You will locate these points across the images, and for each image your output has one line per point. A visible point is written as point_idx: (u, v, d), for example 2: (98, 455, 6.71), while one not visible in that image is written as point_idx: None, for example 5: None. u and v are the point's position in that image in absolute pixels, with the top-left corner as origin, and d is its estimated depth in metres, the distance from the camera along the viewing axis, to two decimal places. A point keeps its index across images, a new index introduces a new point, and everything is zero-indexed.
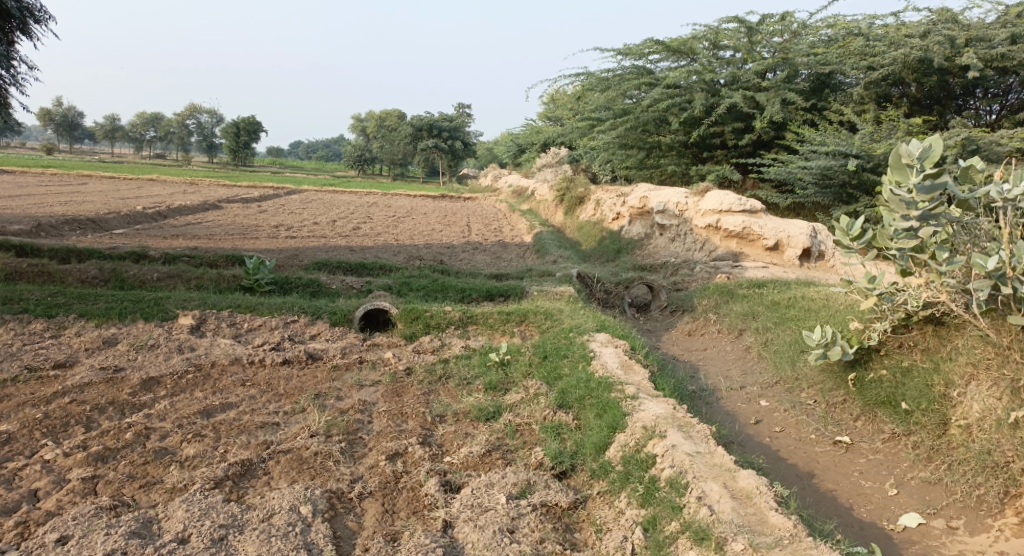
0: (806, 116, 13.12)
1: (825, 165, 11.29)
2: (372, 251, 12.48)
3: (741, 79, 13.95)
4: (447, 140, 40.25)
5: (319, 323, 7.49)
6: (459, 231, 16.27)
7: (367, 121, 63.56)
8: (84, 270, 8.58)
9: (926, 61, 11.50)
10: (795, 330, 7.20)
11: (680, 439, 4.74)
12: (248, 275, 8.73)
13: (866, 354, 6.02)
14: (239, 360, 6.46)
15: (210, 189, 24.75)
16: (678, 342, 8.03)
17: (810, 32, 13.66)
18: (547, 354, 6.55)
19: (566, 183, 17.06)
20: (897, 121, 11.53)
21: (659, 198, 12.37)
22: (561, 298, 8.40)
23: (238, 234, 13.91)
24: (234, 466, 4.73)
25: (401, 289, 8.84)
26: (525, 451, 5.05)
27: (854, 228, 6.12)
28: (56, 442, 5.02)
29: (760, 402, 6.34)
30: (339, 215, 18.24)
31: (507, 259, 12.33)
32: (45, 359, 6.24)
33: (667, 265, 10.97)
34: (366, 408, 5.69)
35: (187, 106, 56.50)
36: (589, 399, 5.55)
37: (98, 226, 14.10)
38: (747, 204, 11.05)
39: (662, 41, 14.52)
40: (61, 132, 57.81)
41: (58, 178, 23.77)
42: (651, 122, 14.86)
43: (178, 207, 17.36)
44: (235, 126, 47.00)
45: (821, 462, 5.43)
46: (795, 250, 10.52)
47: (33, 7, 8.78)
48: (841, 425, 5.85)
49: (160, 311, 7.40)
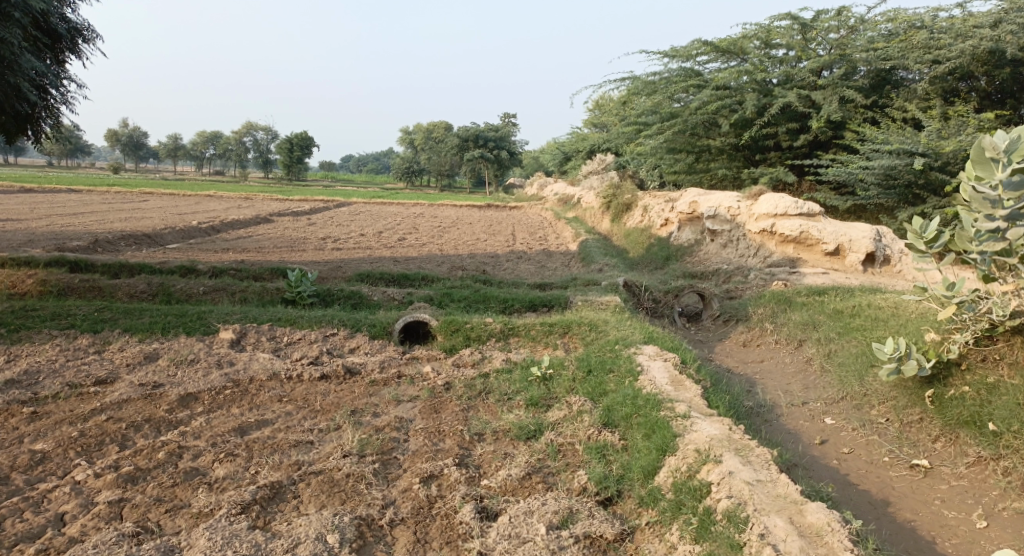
0: (867, 114, 12.54)
1: (888, 165, 10.72)
2: (416, 261, 12.34)
3: (795, 78, 13.41)
4: (493, 149, 40.14)
5: (358, 336, 7.29)
6: (505, 240, 16.01)
7: (417, 132, 63.99)
8: (132, 285, 8.57)
9: (997, 53, 10.84)
10: (861, 341, 6.73)
11: (737, 465, 4.35)
12: (290, 288, 8.59)
13: (945, 370, 5.51)
14: (277, 375, 6.27)
15: (264, 203, 25.08)
16: (732, 353, 7.60)
17: (868, 27, 13.06)
18: (592, 368, 6.20)
19: (613, 190, 16.69)
20: (966, 116, 10.86)
21: (710, 202, 11.92)
22: (607, 308, 8.04)
23: (287, 247, 13.93)
24: (262, 489, 4.54)
25: (443, 300, 8.60)
26: (568, 474, 4.73)
27: (928, 231, 5.66)
28: (88, 461, 4.89)
29: (825, 420, 5.90)
30: (386, 226, 18.19)
31: (553, 268, 12.01)
32: (86, 376, 6.15)
33: (719, 272, 10.52)
34: (402, 426, 5.44)
35: (244, 124, 57.89)
36: (637, 417, 5.19)
37: (153, 240, 14.29)
38: (803, 207, 10.55)
39: (711, 42, 14.06)
40: (126, 152, 59.77)
41: (121, 195, 24.36)
42: (700, 125, 14.39)
43: (231, 221, 17.55)
44: (289, 141, 47.90)
45: (896, 488, 4.97)
46: (857, 255, 9.95)
47: (81, 27, 8.83)
48: (918, 447, 5.37)
49: (202, 326, 7.31)
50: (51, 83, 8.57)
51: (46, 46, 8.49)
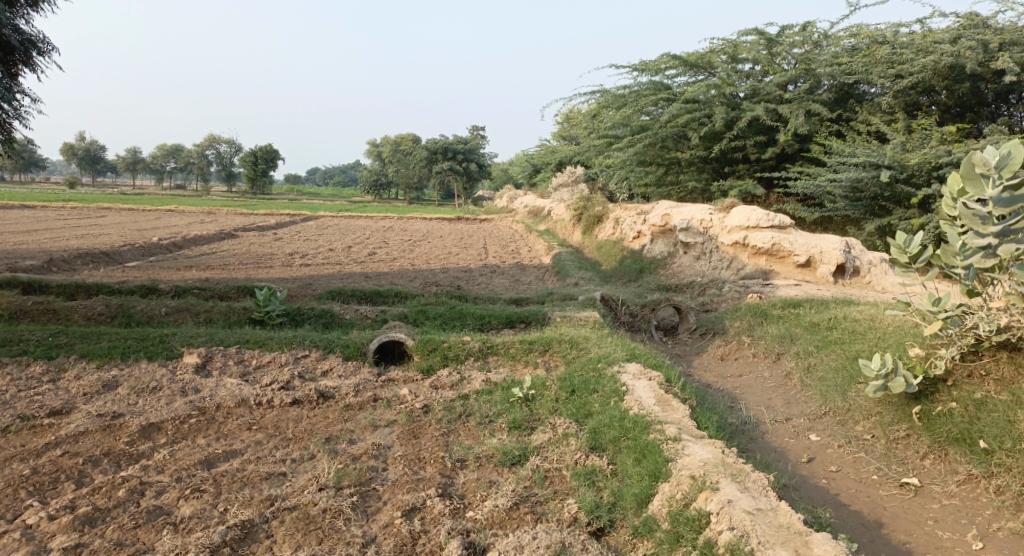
0: (832, 128, 12.65)
1: (855, 177, 10.76)
2: (387, 277, 12.07)
3: (761, 92, 13.49)
4: (462, 162, 39.97)
5: (331, 358, 7.04)
6: (477, 254, 15.81)
7: (385, 144, 63.53)
8: (89, 307, 8.20)
9: (957, 67, 10.96)
10: (840, 355, 6.66)
11: (735, 493, 4.21)
12: (258, 307, 8.29)
13: (931, 386, 5.47)
14: (246, 401, 5.99)
15: (228, 217, 24.54)
16: (711, 367, 7.49)
17: (831, 42, 13.24)
18: (575, 388, 6.04)
19: (583, 202, 16.63)
20: (930, 129, 10.97)
21: (682, 215, 11.87)
22: (585, 324, 7.90)
23: (253, 263, 13.57)
24: (233, 529, 4.28)
25: (418, 317, 8.38)
26: (556, 503, 4.56)
27: (912, 246, 5.62)
28: (42, 502, 4.60)
29: (810, 437, 5.80)
30: (355, 241, 17.87)
31: (527, 283, 11.84)
32: (40, 406, 5.82)
33: (694, 285, 10.46)
34: (380, 453, 5.20)
35: (207, 137, 56.91)
36: (625, 440, 5.04)
37: (111, 259, 13.81)
38: (775, 219, 10.56)
39: (679, 56, 14.08)
40: (83, 166, 58.31)
41: (79, 211, 23.63)
42: (669, 138, 14.40)
43: (194, 237, 17.08)
44: (253, 155, 47.21)
45: (889, 509, 4.87)
46: (828, 267, 9.96)
47: (34, 38, 8.47)
48: (907, 464, 5.29)
49: (165, 350, 6.99)
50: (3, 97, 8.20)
51: None
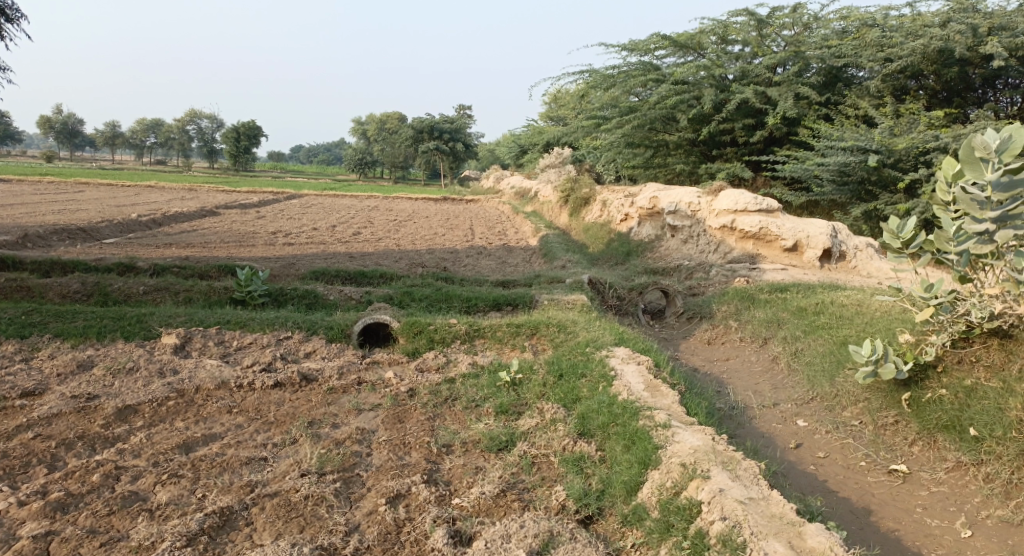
0: (821, 111, 12.56)
1: (843, 162, 10.66)
2: (372, 257, 11.90)
3: (751, 74, 13.40)
4: (448, 142, 39.60)
5: (314, 340, 6.89)
6: (463, 235, 15.65)
7: (370, 122, 62.85)
8: (65, 284, 7.99)
9: (946, 52, 10.86)
10: (828, 340, 6.60)
11: (727, 482, 4.16)
12: (239, 287, 8.12)
13: (921, 372, 5.42)
14: (227, 384, 5.85)
15: (209, 194, 24.15)
16: (698, 352, 7.41)
17: (822, 24, 13.13)
18: (563, 372, 5.94)
19: (571, 184, 16.48)
20: (917, 114, 10.90)
21: (669, 198, 11.75)
22: (573, 307, 7.80)
23: (235, 241, 13.34)
24: (210, 517, 4.17)
25: (403, 299, 8.24)
26: (544, 491, 4.49)
27: (905, 231, 5.56)
28: (12, 487, 4.46)
29: (798, 422, 5.75)
30: (339, 220, 17.64)
31: (513, 264, 11.72)
32: (12, 387, 5.65)
33: (681, 268, 10.38)
34: (364, 438, 5.09)
35: (188, 113, 56.03)
36: (614, 426, 4.97)
37: (89, 235, 13.53)
38: (763, 203, 10.49)
39: (669, 36, 13.88)
40: (62, 140, 57.28)
41: (57, 186, 23.19)
42: (658, 120, 14.25)
43: (174, 214, 16.79)
44: (235, 131, 46.60)
45: (877, 496, 4.85)
46: (815, 251, 9.91)
47: (2, 4, 8.18)
48: (895, 451, 5.26)
49: (143, 330, 6.82)
50: None
51: None
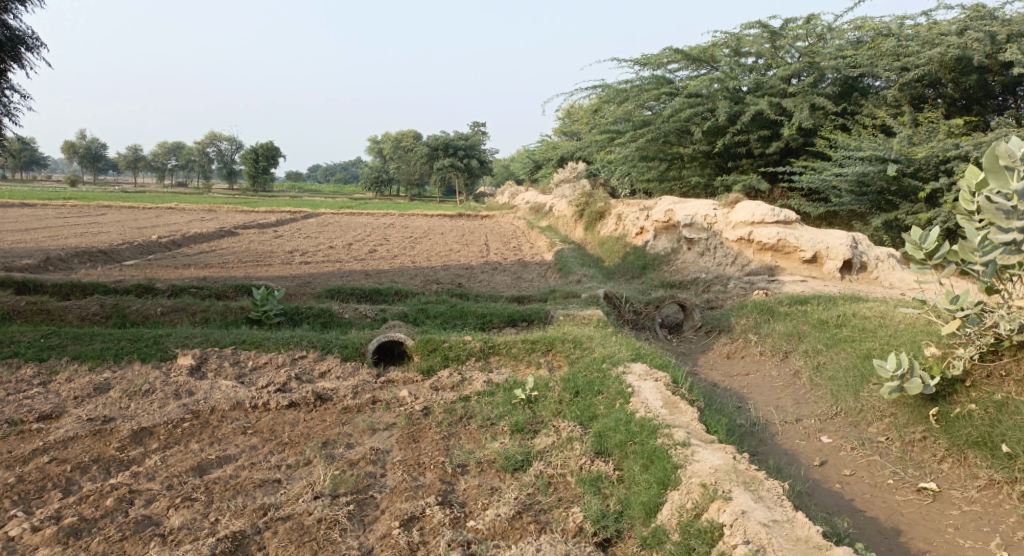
0: (837, 122, 12.43)
1: (861, 172, 10.52)
2: (388, 275, 11.89)
3: (765, 85, 13.29)
4: (463, 158, 39.75)
5: (329, 358, 6.85)
6: (478, 251, 15.61)
7: (385, 140, 63.26)
8: (84, 307, 8.03)
9: (964, 60, 10.74)
10: (850, 353, 6.46)
11: (749, 503, 4.05)
12: (255, 307, 8.12)
13: (949, 387, 5.28)
14: (242, 404, 5.81)
15: (228, 215, 24.34)
16: (717, 366, 7.29)
17: (836, 35, 13.02)
18: (579, 389, 5.86)
19: (585, 198, 16.42)
20: (936, 122, 10.77)
21: (685, 211, 11.66)
22: (589, 323, 7.72)
23: (252, 261, 13.40)
24: (223, 542, 4.12)
25: (418, 317, 8.20)
26: (561, 512, 4.40)
27: (927, 242, 5.44)
28: (26, 512, 4.44)
29: (822, 439, 5.61)
30: (356, 238, 17.69)
31: (529, 280, 11.66)
32: (29, 410, 5.65)
33: (698, 281, 10.27)
34: (378, 459, 5.03)
35: (206, 134, 56.74)
36: (632, 445, 4.87)
37: (109, 257, 13.64)
38: (780, 214, 10.36)
39: (682, 50, 13.85)
40: (84, 164, 58.18)
41: (78, 209, 23.49)
42: (672, 133, 14.18)
43: (193, 235, 16.91)
44: (253, 152, 47.09)
45: (906, 515, 4.71)
46: (835, 263, 9.76)
47: (23, 34, 8.30)
48: (924, 468, 5.11)
49: (159, 351, 6.82)
50: None
51: None
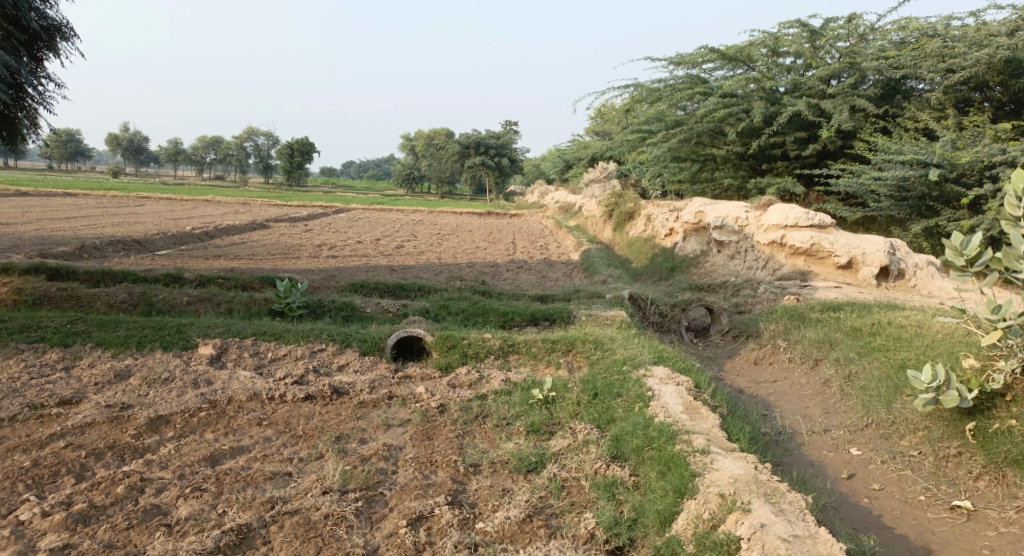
0: (878, 124, 12.08)
1: (901, 176, 10.21)
2: (414, 271, 11.83)
3: (803, 86, 12.97)
4: (494, 157, 39.67)
5: (347, 352, 6.80)
6: (505, 249, 15.51)
7: (418, 138, 63.47)
8: (112, 294, 8.09)
9: (1013, 62, 10.39)
10: (884, 362, 6.23)
11: (769, 516, 3.90)
12: (278, 299, 8.09)
13: (988, 401, 5.04)
14: (258, 396, 5.77)
15: (262, 208, 24.55)
16: (744, 372, 7.08)
17: (878, 35, 12.63)
18: (599, 391, 5.71)
19: (615, 199, 16.21)
20: (981, 126, 10.41)
21: (716, 212, 11.40)
22: (612, 324, 7.56)
23: (281, 254, 13.45)
24: (227, 535, 4.08)
25: (439, 313, 8.12)
26: (573, 517, 4.28)
27: (969, 247, 5.20)
28: (39, 497, 4.44)
29: (851, 451, 5.40)
30: (384, 234, 17.67)
31: (554, 279, 11.51)
32: (50, 395, 5.67)
33: (727, 285, 10.04)
34: (391, 455, 4.94)
35: (243, 129, 57.41)
36: (649, 451, 4.73)
37: (143, 247, 13.79)
38: (815, 218, 10.03)
39: (718, 49, 13.59)
40: (126, 156, 59.25)
41: (118, 200, 23.86)
42: (705, 134, 13.90)
43: (226, 227, 17.05)
44: (289, 147, 47.50)
45: (937, 534, 4.50)
46: (870, 269, 9.47)
47: (58, 23, 8.36)
48: (958, 485, 4.89)
49: (181, 340, 6.82)
50: (28, 82, 8.09)
51: (22, 42, 8.01)
